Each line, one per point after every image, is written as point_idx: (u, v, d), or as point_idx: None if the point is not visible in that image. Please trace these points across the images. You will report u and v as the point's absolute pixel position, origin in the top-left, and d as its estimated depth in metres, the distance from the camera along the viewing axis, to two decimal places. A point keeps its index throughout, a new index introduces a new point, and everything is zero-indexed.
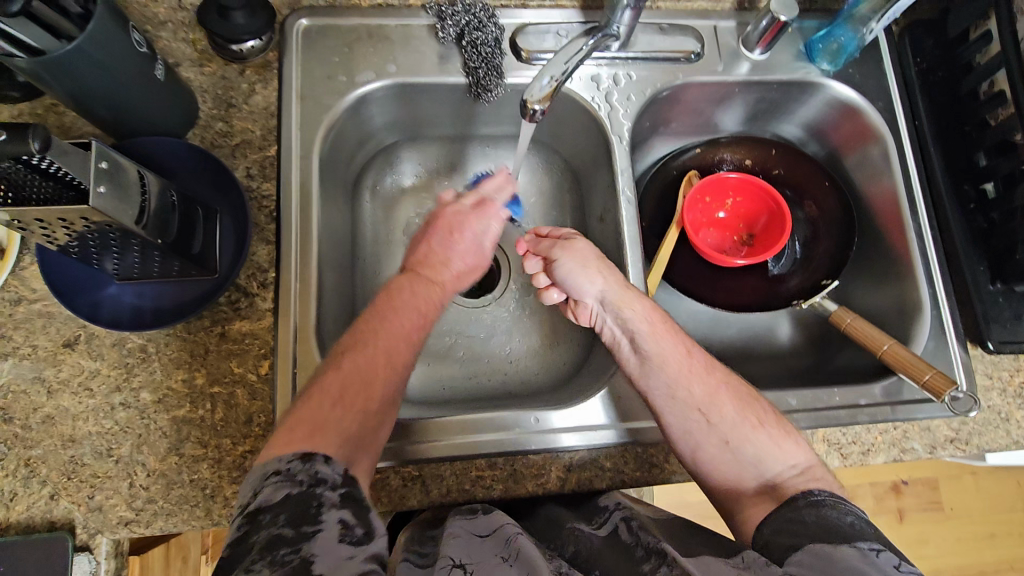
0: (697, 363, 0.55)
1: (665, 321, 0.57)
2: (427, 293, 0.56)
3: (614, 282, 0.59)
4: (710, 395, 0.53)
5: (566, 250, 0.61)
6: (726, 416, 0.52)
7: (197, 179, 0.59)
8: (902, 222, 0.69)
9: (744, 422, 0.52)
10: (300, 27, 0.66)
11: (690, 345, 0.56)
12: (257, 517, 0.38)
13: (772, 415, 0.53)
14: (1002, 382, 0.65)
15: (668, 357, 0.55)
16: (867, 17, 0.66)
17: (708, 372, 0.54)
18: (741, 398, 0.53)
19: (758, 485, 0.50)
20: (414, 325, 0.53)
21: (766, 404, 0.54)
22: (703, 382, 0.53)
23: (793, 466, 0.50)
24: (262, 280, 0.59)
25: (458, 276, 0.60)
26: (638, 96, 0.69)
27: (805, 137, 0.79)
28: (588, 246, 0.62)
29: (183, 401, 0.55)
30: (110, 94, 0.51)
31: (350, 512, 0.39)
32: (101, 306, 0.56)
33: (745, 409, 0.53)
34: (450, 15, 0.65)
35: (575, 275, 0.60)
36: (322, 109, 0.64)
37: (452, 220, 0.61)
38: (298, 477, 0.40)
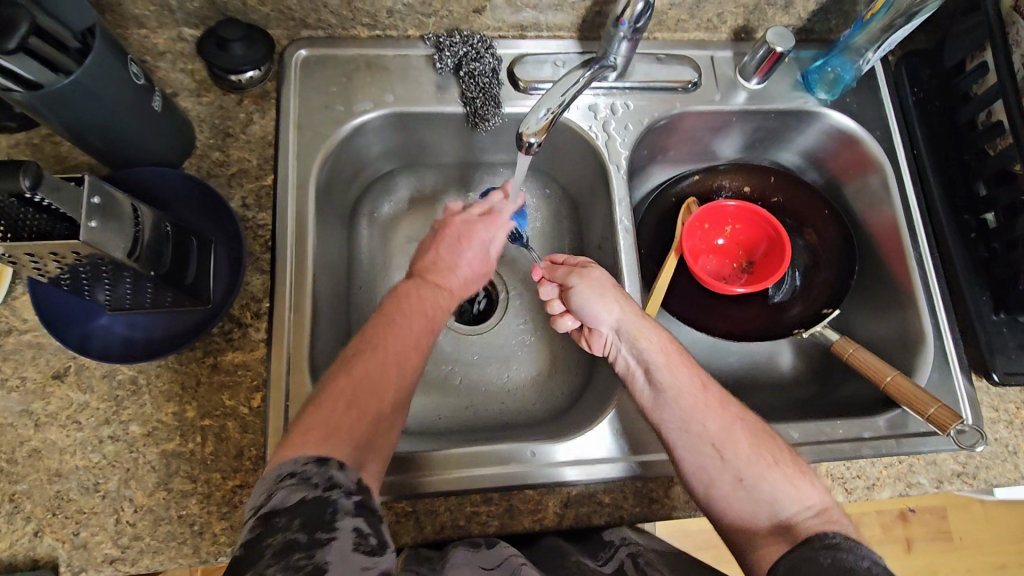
0: (713, 398, 0.54)
1: (681, 354, 0.57)
2: (433, 296, 0.55)
3: (630, 312, 0.58)
4: (726, 430, 0.52)
5: (583, 276, 0.60)
6: (741, 452, 0.51)
7: (192, 208, 0.59)
8: (903, 251, 0.68)
9: (760, 459, 0.50)
10: (299, 57, 0.66)
11: (706, 379, 0.55)
12: (271, 520, 0.37)
13: (789, 454, 0.52)
14: (1008, 415, 0.64)
15: (684, 390, 0.54)
16: (862, 48, 0.67)
17: (724, 407, 0.53)
18: (757, 435, 0.52)
19: (771, 525, 0.48)
20: (418, 329, 0.53)
21: (781, 442, 0.53)
22: (719, 417, 0.53)
23: (809, 507, 0.48)
24: (256, 310, 0.58)
25: (465, 283, 0.59)
26: (636, 125, 0.69)
27: (803, 165, 0.79)
28: (607, 275, 0.61)
29: (173, 434, 0.54)
30: (106, 125, 0.51)
31: (366, 521, 0.38)
32: (91, 338, 0.55)
33: (761, 446, 0.51)
34: (448, 46, 0.66)
35: (591, 303, 0.59)
36: (319, 138, 0.64)
37: (460, 228, 0.61)
38: (313, 481, 0.39)
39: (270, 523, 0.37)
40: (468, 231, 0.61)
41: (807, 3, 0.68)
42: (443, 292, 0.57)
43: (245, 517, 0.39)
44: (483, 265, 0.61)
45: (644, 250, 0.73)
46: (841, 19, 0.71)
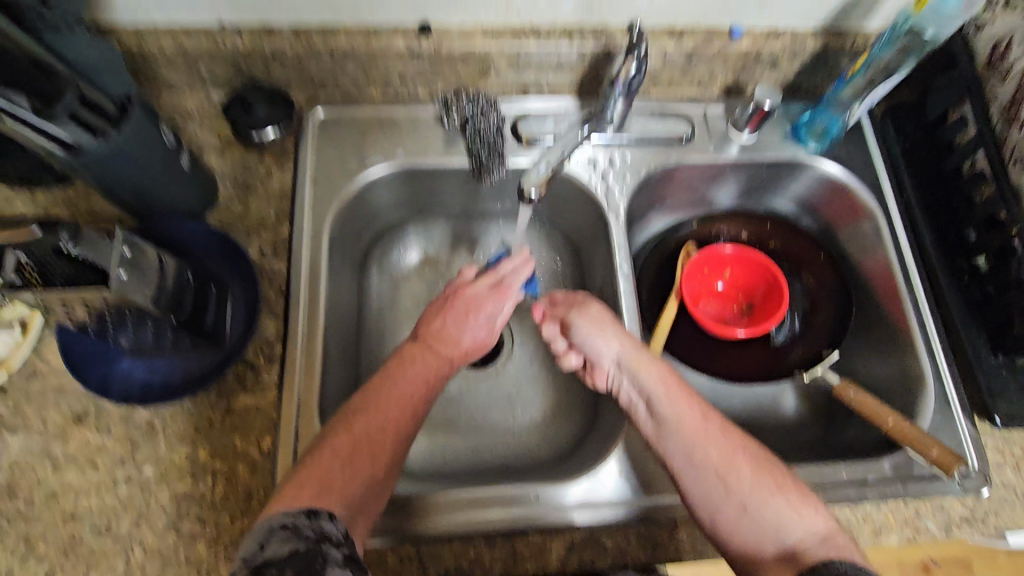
0: (713, 425, 0.54)
1: (680, 382, 0.57)
2: (431, 365, 0.57)
3: (629, 345, 0.60)
4: (727, 457, 0.52)
5: (581, 313, 0.62)
6: (743, 479, 0.51)
7: (213, 258, 0.62)
8: (898, 294, 0.70)
9: (762, 486, 0.51)
10: (317, 117, 0.71)
11: (705, 406, 0.56)
12: (262, 570, 0.39)
13: (790, 478, 0.52)
14: (1015, 458, 0.63)
15: (684, 419, 0.54)
16: (848, 102, 0.69)
17: (724, 434, 0.53)
18: (756, 460, 0.52)
19: (777, 553, 0.48)
20: (410, 386, 0.54)
21: (781, 466, 0.53)
22: (719, 445, 0.53)
23: (813, 533, 0.49)
24: (269, 354, 0.61)
25: (467, 353, 0.61)
26: (633, 176, 0.73)
27: (798, 211, 0.82)
28: (605, 310, 0.63)
29: (185, 476, 0.55)
30: (138, 184, 0.55)
31: (354, 570, 0.40)
32: (110, 382, 0.57)
33: (762, 472, 0.51)
34: (456, 103, 0.70)
35: (592, 338, 0.61)
36: (333, 192, 0.68)
37: (466, 300, 0.63)
38: (304, 531, 0.42)
39: (260, 574, 0.39)
40: (475, 302, 0.64)
41: (793, 63, 0.72)
42: (441, 358, 0.58)
43: (237, 569, 0.40)
44: (486, 332, 0.63)
45: (645, 295, 0.76)
46: (826, 76, 0.75)
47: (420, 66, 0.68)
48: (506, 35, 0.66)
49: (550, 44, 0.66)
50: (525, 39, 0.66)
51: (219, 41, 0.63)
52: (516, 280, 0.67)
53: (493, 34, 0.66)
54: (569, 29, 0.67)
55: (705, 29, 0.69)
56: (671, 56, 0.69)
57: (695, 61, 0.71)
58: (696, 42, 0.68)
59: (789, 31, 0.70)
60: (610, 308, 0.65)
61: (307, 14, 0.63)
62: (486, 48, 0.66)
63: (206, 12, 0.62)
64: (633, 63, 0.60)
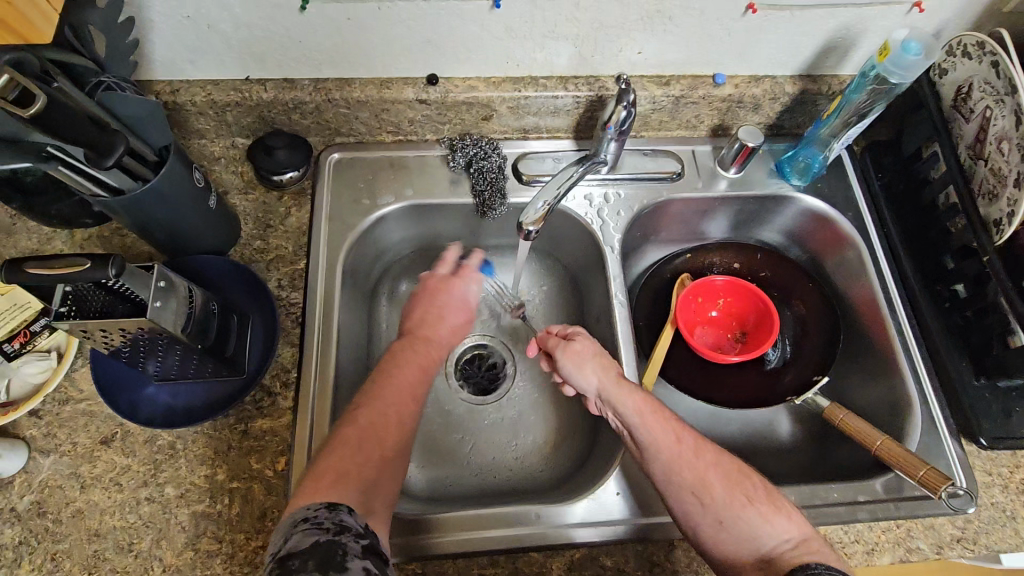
0: (687, 449, 0.57)
1: (656, 408, 0.60)
2: (425, 352, 0.64)
3: (607, 378, 0.63)
4: (701, 477, 0.55)
5: (564, 351, 0.66)
6: (716, 496, 0.54)
7: (235, 290, 0.67)
8: (883, 320, 0.73)
9: (735, 501, 0.54)
10: (333, 159, 0.76)
11: (679, 430, 0.59)
12: (287, 562, 0.40)
13: (762, 490, 0.55)
14: (1002, 479, 0.65)
15: (660, 446, 0.57)
16: (828, 140, 0.75)
17: (697, 455, 0.57)
18: (730, 476, 0.55)
19: (754, 561, 0.51)
20: (405, 376, 0.60)
21: (757, 481, 0.55)
22: (693, 466, 0.56)
23: (788, 540, 0.51)
24: (285, 380, 0.64)
25: (453, 331, 0.68)
26: (627, 211, 0.78)
27: (786, 242, 0.86)
28: (588, 345, 0.66)
29: (204, 496, 0.59)
30: (170, 223, 0.60)
31: (372, 562, 0.42)
32: (139, 405, 0.61)
33: (734, 487, 0.55)
34: (460, 147, 0.76)
35: (574, 375, 0.65)
36: (347, 228, 0.73)
37: (442, 290, 0.69)
38: (325, 524, 0.44)
39: (285, 564, 0.40)
40: (450, 291, 0.69)
41: (774, 105, 0.77)
42: (431, 345, 0.65)
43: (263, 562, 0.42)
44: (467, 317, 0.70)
45: (641, 323, 0.79)
46: (807, 116, 0.80)
47: (428, 112, 0.74)
48: (506, 84, 0.72)
49: (548, 92, 0.72)
50: (524, 88, 0.72)
51: (245, 93, 0.69)
52: (478, 267, 0.73)
53: (494, 84, 0.72)
54: (564, 78, 0.73)
55: (690, 76, 0.75)
56: (660, 101, 0.75)
57: (682, 105, 0.76)
58: (683, 88, 0.74)
59: (769, 77, 0.75)
60: (595, 339, 0.68)
61: (326, 68, 0.69)
62: (489, 95, 0.72)
63: (235, 67, 0.68)
64: (623, 109, 0.66)
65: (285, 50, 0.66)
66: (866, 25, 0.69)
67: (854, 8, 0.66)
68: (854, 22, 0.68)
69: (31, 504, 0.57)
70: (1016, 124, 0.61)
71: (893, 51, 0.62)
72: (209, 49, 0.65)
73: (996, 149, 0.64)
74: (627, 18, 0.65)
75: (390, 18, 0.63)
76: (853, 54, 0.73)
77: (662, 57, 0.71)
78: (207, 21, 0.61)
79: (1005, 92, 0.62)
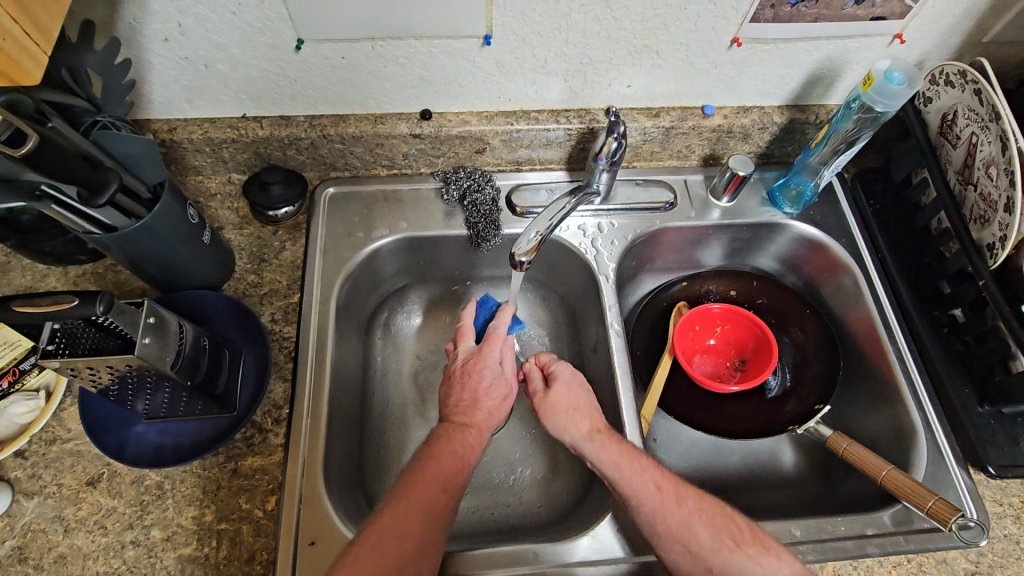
0: (668, 497, 0.56)
1: (633, 457, 0.59)
2: (465, 439, 0.61)
3: (582, 432, 0.62)
4: (686, 525, 0.54)
5: (544, 403, 0.66)
6: (704, 543, 0.53)
7: (228, 325, 0.66)
8: (882, 346, 0.72)
9: (722, 547, 0.53)
10: (327, 194, 0.77)
11: (658, 477, 0.57)
12: None
13: (747, 531, 0.54)
14: (1014, 509, 0.63)
15: (641, 497, 0.56)
16: (817, 168, 0.75)
17: (680, 504, 0.55)
18: (714, 520, 0.55)
19: None
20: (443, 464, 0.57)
21: (742, 521, 0.55)
22: (677, 515, 0.55)
23: None
24: (276, 416, 0.63)
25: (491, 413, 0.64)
26: (621, 241, 0.78)
27: (782, 269, 0.86)
28: (562, 397, 0.65)
29: (191, 538, 0.57)
30: (163, 259, 0.60)
31: None
32: (127, 444, 0.59)
33: (719, 531, 0.54)
34: (454, 180, 0.77)
35: (554, 427, 0.64)
36: (341, 261, 0.73)
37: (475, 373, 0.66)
38: None
39: None
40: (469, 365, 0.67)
41: (763, 135, 0.78)
42: (471, 431, 0.62)
43: None
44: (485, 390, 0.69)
45: (638, 352, 0.78)
46: (795, 145, 0.81)
47: (422, 147, 0.75)
48: (498, 118, 0.73)
49: (539, 125, 0.73)
50: (516, 121, 0.73)
51: (241, 130, 0.70)
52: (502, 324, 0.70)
53: (487, 118, 0.73)
54: (555, 112, 0.74)
55: (679, 108, 0.76)
56: (650, 132, 0.76)
57: (672, 136, 0.77)
58: (672, 119, 0.75)
59: (757, 108, 0.77)
60: (574, 382, 0.67)
61: (321, 105, 0.70)
62: (482, 129, 0.73)
63: (231, 105, 0.69)
64: (614, 140, 0.67)
65: (281, 89, 0.67)
66: (849, 57, 0.70)
67: (836, 41, 0.68)
68: (837, 54, 0.70)
69: (12, 549, 0.56)
70: (1003, 150, 0.61)
71: (876, 81, 0.63)
72: (206, 89, 0.66)
73: (984, 174, 0.64)
74: (615, 53, 0.67)
75: (383, 56, 0.64)
76: (838, 84, 0.74)
77: (651, 90, 0.73)
78: (204, 62, 0.63)
79: (989, 118, 0.62)
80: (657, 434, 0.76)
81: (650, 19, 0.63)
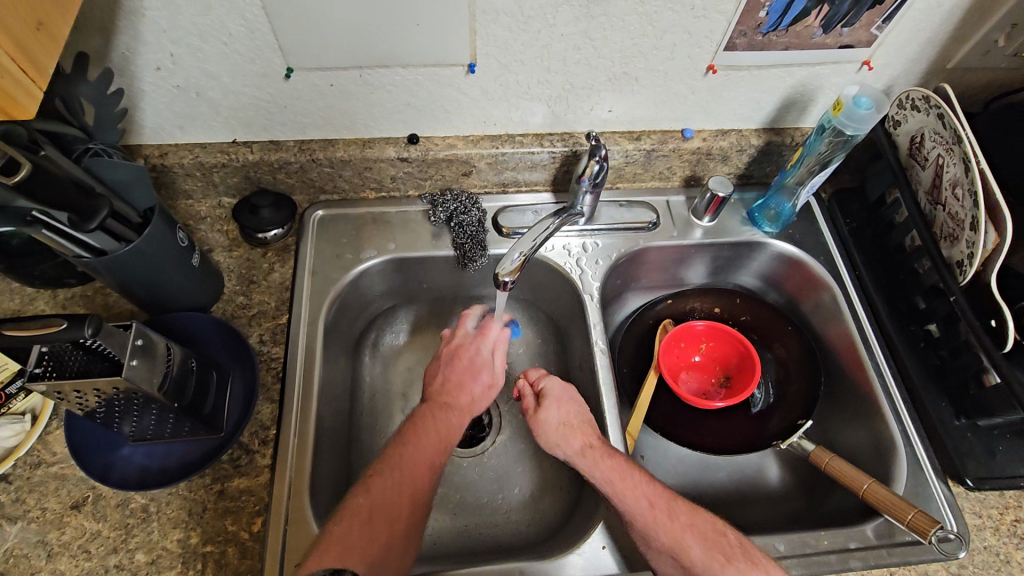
0: (661, 511, 0.56)
1: (626, 473, 0.59)
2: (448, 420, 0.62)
3: (572, 446, 0.63)
4: (678, 540, 0.55)
5: (537, 415, 0.66)
6: (695, 559, 0.54)
7: (217, 347, 0.67)
8: (861, 362, 0.74)
9: (713, 562, 0.54)
10: (316, 217, 0.79)
11: (650, 493, 0.58)
12: None
13: (738, 547, 0.55)
14: (993, 521, 0.64)
15: (634, 512, 0.57)
16: (793, 188, 0.78)
17: (672, 518, 0.56)
18: (706, 536, 0.55)
19: None
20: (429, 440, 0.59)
21: (734, 538, 0.56)
22: (669, 531, 0.55)
23: None
24: (263, 437, 0.64)
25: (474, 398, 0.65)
26: (605, 260, 0.80)
27: (764, 286, 0.88)
28: (553, 414, 0.65)
29: (175, 561, 0.57)
30: (152, 283, 0.60)
31: None
32: (112, 467, 0.59)
33: (711, 547, 0.55)
34: (441, 202, 0.79)
35: (544, 442, 0.65)
36: (329, 283, 0.74)
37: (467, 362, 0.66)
38: None
39: None
40: (462, 348, 0.68)
41: (741, 157, 0.81)
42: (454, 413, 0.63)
43: None
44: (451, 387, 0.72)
45: (625, 369, 0.80)
46: (774, 166, 0.84)
47: (409, 170, 0.76)
48: (484, 142, 0.75)
49: (524, 148, 0.75)
50: (501, 145, 0.75)
51: (231, 155, 0.72)
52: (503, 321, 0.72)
53: (473, 142, 0.75)
54: (539, 135, 0.76)
55: (660, 131, 0.78)
56: (632, 155, 0.78)
57: (653, 158, 0.79)
58: (653, 142, 0.77)
59: (735, 130, 0.79)
60: (564, 397, 0.67)
61: (310, 130, 0.72)
62: (468, 152, 0.75)
63: (222, 131, 0.71)
64: (595, 163, 0.69)
65: (271, 114, 0.69)
66: (821, 83, 0.73)
67: (808, 67, 0.70)
68: (809, 80, 0.72)
69: None
70: (966, 171, 0.63)
71: (845, 106, 0.66)
72: (198, 116, 0.68)
73: (951, 195, 0.66)
74: (596, 80, 0.69)
75: (371, 84, 0.66)
76: (812, 108, 0.77)
77: (631, 115, 0.75)
78: (195, 90, 0.64)
79: (952, 141, 0.65)
80: (645, 451, 0.77)
81: (628, 49, 0.65)
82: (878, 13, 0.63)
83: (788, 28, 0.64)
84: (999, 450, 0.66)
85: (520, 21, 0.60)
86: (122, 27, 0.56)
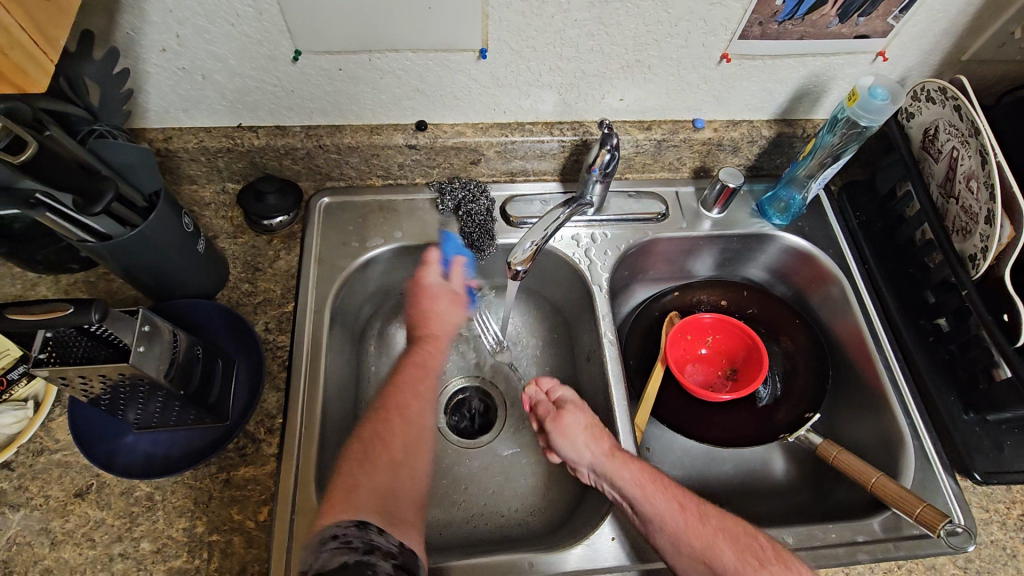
0: (692, 516, 0.57)
1: (655, 478, 0.59)
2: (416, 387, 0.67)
3: (601, 453, 0.61)
4: (711, 544, 0.55)
5: (557, 424, 0.65)
6: (728, 564, 0.54)
7: (222, 335, 0.66)
8: (870, 355, 0.74)
9: (745, 566, 0.54)
10: (322, 204, 0.77)
11: (681, 495, 0.58)
12: None
13: (769, 549, 0.55)
14: (1000, 515, 0.64)
15: (665, 518, 0.56)
16: (804, 181, 0.77)
17: (702, 522, 0.56)
18: (738, 541, 0.55)
19: None
20: (415, 379, 0.68)
21: (763, 541, 0.56)
22: (701, 535, 0.55)
23: None
24: (269, 426, 0.63)
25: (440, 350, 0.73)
26: (614, 251, 0.79)
27: (771, 279, 0.88)
28: (577, 416, 0.65)
29: (181, 550, 0.56)
30: (158, 269, 0.60)
31: None
32: (116, 454, 0.59)
33: (743, 552, 0.55)
34: (449, 191, 0.78)
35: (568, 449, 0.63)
36: (335, 270, 0.73)
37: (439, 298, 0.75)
38: (354, 543, 0.48)
39: None
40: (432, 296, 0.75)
41: (752, 148, 0.80)
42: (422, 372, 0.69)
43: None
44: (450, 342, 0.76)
45: (631, 361, 0.79)
46: (784, 158, 0.83)
47: (417, 157, 0.75)
48: (494, 130, 0.74)
49: (533, 137, 0.74)
50: (511, 133, 0.74)
51: (237, 140, 0.70)
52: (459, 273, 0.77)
53: (482, 129, 0.74)
54: (549, 124, 0.75)
55: (672, 121, 0.77)
56: (642, 144, 0.77)
57: (664, 148, 0.78)
58: (664, 132, 0.76)
59: (747, 121, 0.78)
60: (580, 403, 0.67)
61: (317, 116, 0.71)
62: (476, 140, 0.74)
63: (227, 114, 0.69)
64: (606, 152, 0.68)
65: (277, 99, 0.68)
66: (835, 73, 0.72)
67: (823, 58, 0.70)
68: (824, 70, 0.72)
69: None
70: (983, 163, 0.63)
71: (861, 97, 0.64)
72: (203, 100, 0.67)
73: (965, 188, 0.66)
74: (609, 67, 0.68)
75: (380, 68, 0.65)
76: (824, 99, 0.76)
77: (643, 104, 0.74)
78: (201, 72, 0.63)
79: (969, 133, 0.64)
80: (651, 444, 0.77)
81: (642, 36, 0.64)
82: (895, 3, 0.62)
83: (805, 17, 0.63)
84: (1007, 444, 0.66)
85: (535, 6, 0.59)
86: (126, 6, 0.55)
